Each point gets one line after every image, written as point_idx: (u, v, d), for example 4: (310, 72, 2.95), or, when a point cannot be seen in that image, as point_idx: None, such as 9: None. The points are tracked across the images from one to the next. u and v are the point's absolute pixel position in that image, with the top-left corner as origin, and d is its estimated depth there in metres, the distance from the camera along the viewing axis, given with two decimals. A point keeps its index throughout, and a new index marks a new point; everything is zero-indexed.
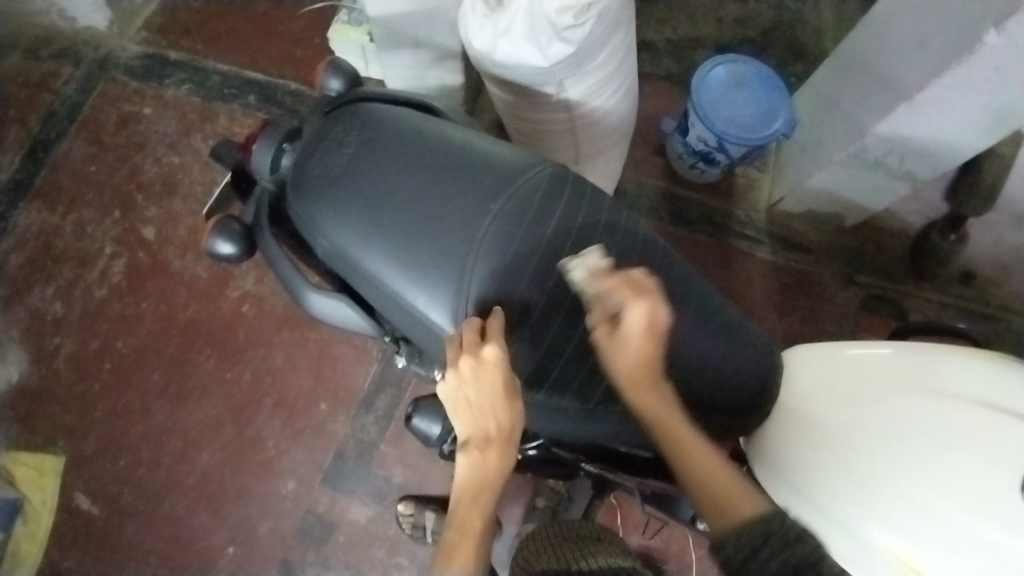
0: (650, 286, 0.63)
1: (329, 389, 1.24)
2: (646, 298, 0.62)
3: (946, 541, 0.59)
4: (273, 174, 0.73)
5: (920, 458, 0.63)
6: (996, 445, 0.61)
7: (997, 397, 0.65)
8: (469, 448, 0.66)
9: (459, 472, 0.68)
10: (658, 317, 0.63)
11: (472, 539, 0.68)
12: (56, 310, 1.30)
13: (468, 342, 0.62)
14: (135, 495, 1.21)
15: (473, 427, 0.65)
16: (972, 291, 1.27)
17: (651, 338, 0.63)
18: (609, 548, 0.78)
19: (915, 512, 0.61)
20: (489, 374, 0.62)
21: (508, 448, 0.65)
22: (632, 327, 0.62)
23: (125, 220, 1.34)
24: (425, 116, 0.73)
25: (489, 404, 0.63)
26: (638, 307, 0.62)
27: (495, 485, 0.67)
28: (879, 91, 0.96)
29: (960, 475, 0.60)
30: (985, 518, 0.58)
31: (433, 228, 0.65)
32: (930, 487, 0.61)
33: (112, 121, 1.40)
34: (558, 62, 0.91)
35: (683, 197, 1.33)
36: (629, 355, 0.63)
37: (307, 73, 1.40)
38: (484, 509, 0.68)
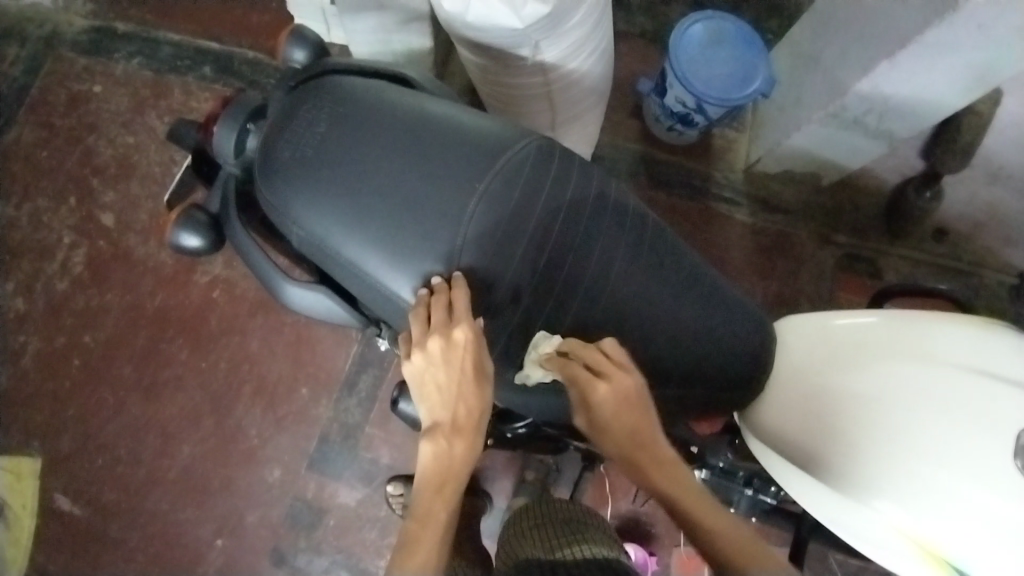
0: (616, 360, 0.62)
1: (309, 373, 1.21)
2: (608, 377, 0.62)
3: (942, 511, 0.58)
4: (238, 158, 0.68)
5: (912, 427, 0.62)
6: (982, 409, 0.61)
7: (992, 365, 0.63)
8: (435, 436, 0.66)
9: (420, 461, 0.67)
10: (629, 382, 0.62)
11: (437, 529, 0.65)
12: (17, 306, 1.24)
13: (438, 320, 0.60)
14: (116, 493, 1.18)
15: (441, 413, 0.65)
16: (948, 247, 1.27)
17: (629, 407, 0.63)
18: (597, 536, 0.77)
19: (908, 482, 0.60)
20: (458, 358, 0.61)
21: (474, 436, 0.65)
22: (605, 401, 0.63)
23: (82, 208, 1.28)
24: (400, 90, 0.68)
25: (458, 389, 0.63)
26: (601, 387, 0.62)
27: (461, 477, 0.66)
28: (859, 49, 0.94)
29: (957, 445, 0.60)
30: (985, 485, 0.57)
31: (415, 212, 0.62)
32: (922, 457, 0.60)
33: (62, 102, 1.32)
34: (534, 23, 0.87)
35: (661, 160, 1.31)
36: (613, 437, 0.64)
37: (264, 41, 1.33)
38: (447, 503, 0.66)
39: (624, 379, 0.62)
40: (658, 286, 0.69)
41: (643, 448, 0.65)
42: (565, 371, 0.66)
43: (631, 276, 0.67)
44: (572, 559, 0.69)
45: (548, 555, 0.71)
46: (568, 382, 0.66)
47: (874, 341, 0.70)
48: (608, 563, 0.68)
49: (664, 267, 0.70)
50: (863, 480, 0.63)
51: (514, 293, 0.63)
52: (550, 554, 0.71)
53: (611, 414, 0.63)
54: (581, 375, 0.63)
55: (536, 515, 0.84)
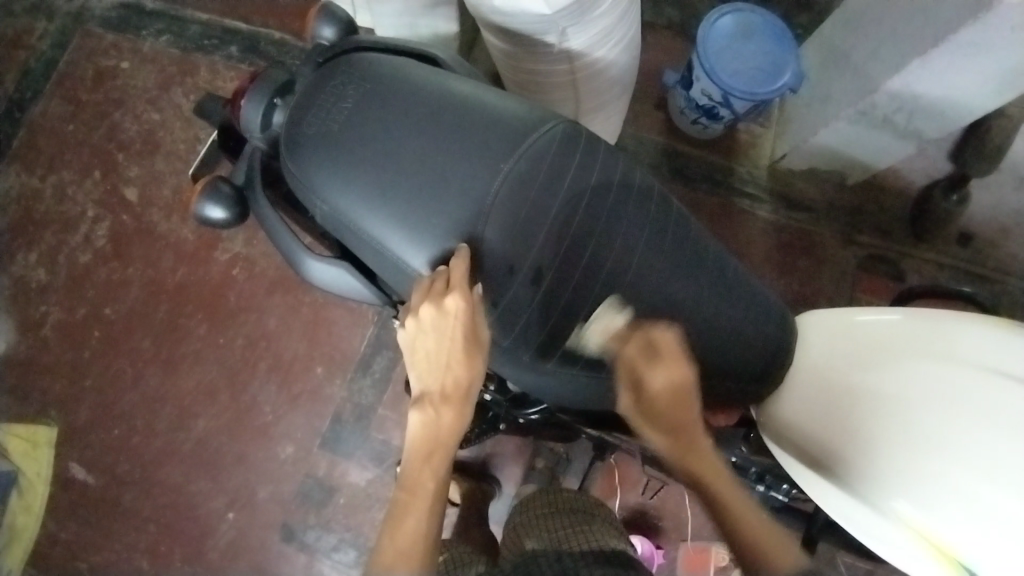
0: (667, 346, 0.64)
1: (325, 353, 1.22)
2: (665, 362, 0.64)
3: (959, 507, 0.58)
4: (264, 133, 0.68)
5: (925, 426, 0.62)
6: (995, 408, 0.60)
7: (1004, 362, 0.63)
8: (423, 405, 0.66)
9: (410, 430, 0.67)
10: (682, 374, 0.64)
11: (425, 497, 0.66)
12: (40, 276, 1.27)
13: (434, 286, 0.60)
14: (131, 463, 1.20)
15: (431, 380, 0.65)
16: (971, 252, 1.24)
17: (677, 397, 0.64)
18: (602, 527, 0.77)
19: (923, 481, 0.60)
20: (450, 325, 0.61)
21: (464, 404, 0.65)
22: (659, 390, 0.64)
23: (106, 182, 1.29)
24: (427, 68, 0.68)
25: (449, 357, 0.63)
26: (657, 371, 0.64)
27: (450, 445, 0.67)
28: (890, 47, 0.93)
29: (967, 441, 0.60)
30: (991, 482, 0.57)
31: (440, 189, 0.62)
32: (937, 454, 0.60)
33: (89, 77, 1.34)
34: (562, 9, 0.86)
35: (684, 153, 1.30)
36: (657, 421, 0.64)
37: (290, 21, 1.32)
38: (436, 470, 0.67)
39: (679, 370, 0.64)
40: (679, 279, 0.68)
41: (687, 441, 0.65)
42: (583, 356, 0.66)
43: (653, 269, 0.67)
44: (576, 552, 0.69)
45: (554, 545, 0.71)
46: (585, 367, 0.67)
47: (895, 340, 0.69)
48: (614, 558, 0.67)
49: (688, 259, 0.69)
50: (880, 480, 0.62)
51: (536, 274, 0.62)
52: (556, 545, 0.71)
53: (662, 396, 0.64)
54: (641, 358, 0.64)
55: (541, 506, 0.84)
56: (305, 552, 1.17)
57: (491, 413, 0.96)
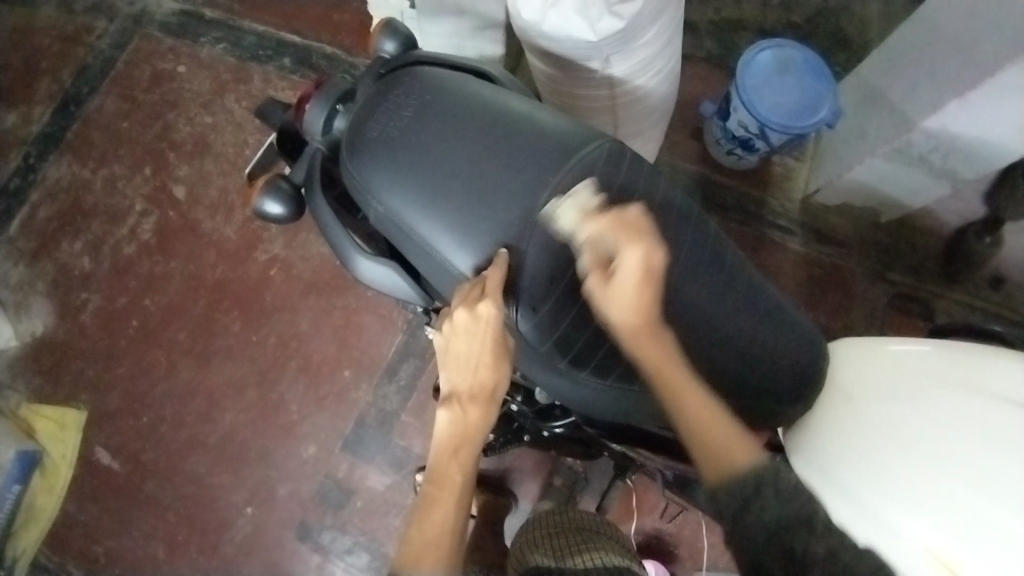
0: (642, 229, 0.63)
1: (353, 357, 1.24)
2: (640, 241, 0.62)
3: (984, 539, 0.53)
4: (325, 135, 0.71)
5: (945, 451, 0.57)
6: (1014, 433, 0.56)
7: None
8: (452, 403, 0.70)
9: (438, 426, 0.71)
10: (654, 254, 0.63)
11: (453, 491, 0.70)
12: (84, 265, 1.32)
13: (470, 294, 0.64)
14: (156, 452, 1.23)
15: (460, 381, 0.69)
16: (1001, 296, 1.24)
17: (647, 280, 0.63)
18: (608, 544, 0.78)
19: (941, 505, 0.55)
20: (481, 329, 0.65)
21: (490, 405, 0.69)
22: (630, 269, 0.62)
23: (155, 178, 1.34)
24: (483, 83, 0.71)
25: (478, 361, 0.67)
26: (632, 251, 0.62)
27: (476, 442, 0.70)
28: (927, 86, 0.95)
29: (986, 465, 0.56)
30: (1018, 514, 0.52)
31: (490, 196, 0.64)
32: (961, 483, 0.55)
33: (146, 77, 1.40)
34: (607, 37, 0.90)
35: (717, 183, 1.32)
36: (620, 304, 0.63)
37: (342, 36, 1.37)
38: (463, 464, 0.70)
39: (647, 254, 0.62)
40: (719, 302, 0.69)
41: (651, 327, 0.64)
42: (615, 368, 0.67)
43: (689, 290, 0.68)
44: (584, 569, 0.70)
45: (559, 561, 0.72)
46: (617, 381, 0.67)
47: (919, 366, 0.65)
48: None
49: (728, 284, 0.70)
50: (900, 504, 0.57)
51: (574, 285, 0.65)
52: (561, 561, 0.72)
53: (633, 278, 0.63)
54: (612, 240, 0.63)
55: (551, 520, 0.85)
56: (319, 553, 1.18)
57: (516, 424, 0.98)
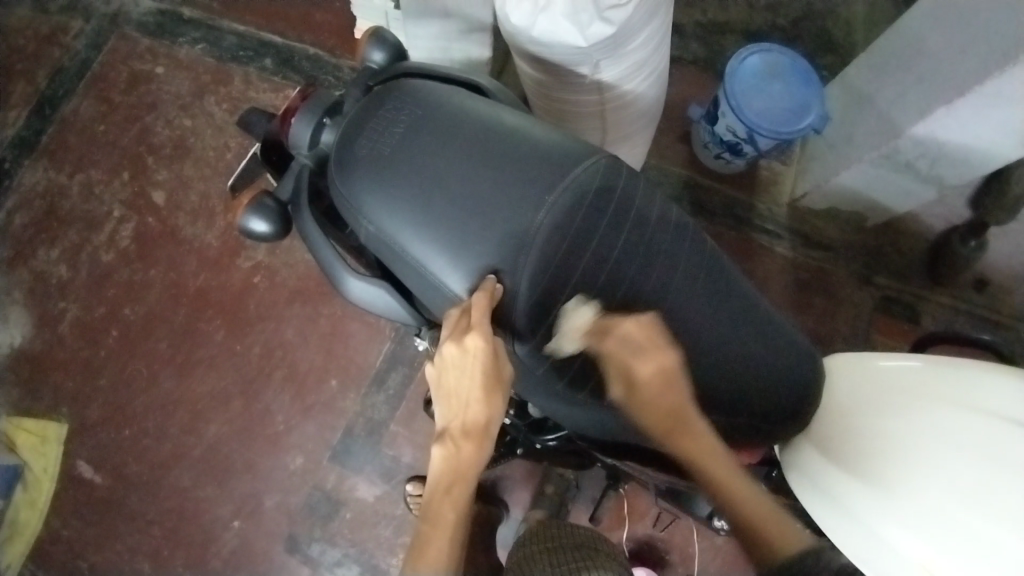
0: (651, 336, 0.63)
1: (340, 365, 1.22)
2: (651, 349, 0.63)
3: (962, 546, 0.59)
4: (312, 150, 0.69)
5: (934, 468, 0.63)
6: (1002, 453, 0.61)
7: (1012, 408, 0.64)
8: (445, 439, 0.69)
9: (433, 462, 0.70)
10: (670, 358, 0.64)
11: (445, 532, 0.68)
12: (62, 273, 1.28)
13: (458, 325, 0.62)
14: (139, 464, 1.20)
15: (453, 416, 0.68)
16: (985, 298, 1.25)
17: (667, 382, 0.64)
18: (605, 560, 0.78)
19: (927, 518, 0.61)
20: (471, 361, 0.63)
21: (483, 441, 0.67)
22: (645, 380, 0.64)
23: (134, 183, 1.31)
24: (476, 97, 0.70)
25: (469, 395, 0.66)
26: (642, 361, 0.63)
27: (470, 480, 0.69)
28: (916, 92, 0.94)
29: (968, 480, 0.61)
30: (996, 522, 0.58)
31: (486, 215, 0.63)
32: (946, 496, 0.61)
33: (123, 79, 1.36)
34: (598, 42, 0.89)
35: (706, 186, 1.31)
36: (651, 413, 0.65)
37: (325, 37, 1.34)
38: (456, 502, 0.69)
39: (661, 356, 0.64)
40: (718, 317, 0.68)
41: (677, 424, 0.66)
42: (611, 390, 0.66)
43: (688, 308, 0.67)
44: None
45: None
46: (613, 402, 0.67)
47: (910, 384, 0.70)
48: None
49: (726, 300, 0.69)
50: (892, 517, 0.63)
51: (574, 305, 0.63)
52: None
53: (651, 385, 0.64)
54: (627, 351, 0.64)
55: (546, 538, 0.84)
56: (308, 565, 1.17)
57: (509, 437, 0.97)
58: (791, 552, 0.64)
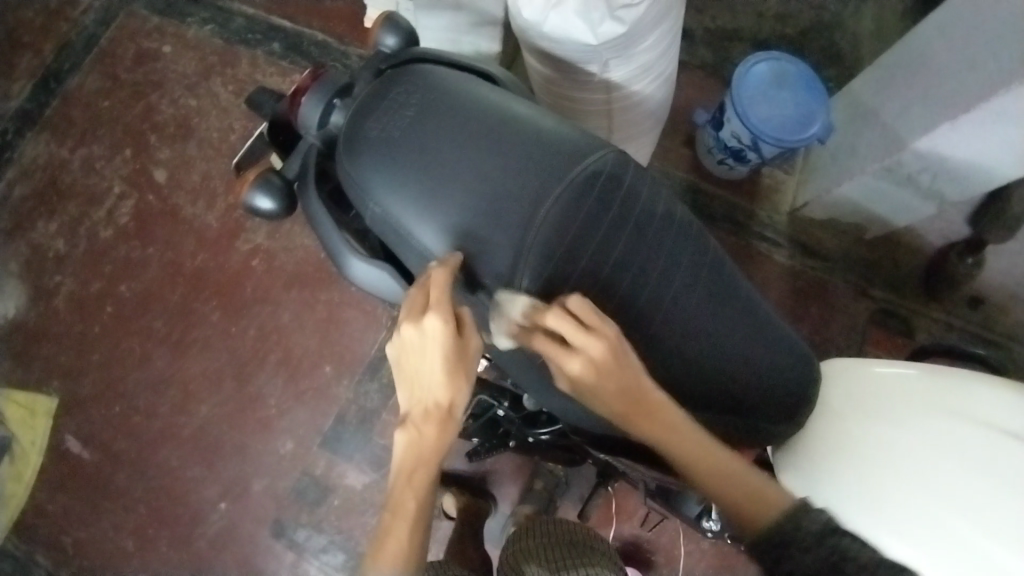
0: (576, 323, 0.59)
1: (334, 352, 1.22)
2: (579, 345, 0.59)
3: (954, 554, 0.60)
4: (321, 130, 0.69)
5: (929, 479, 0.64)
6: (995, 463, 0.63)
7: (1003, 418, 0.66)
8: (407, 424, 0.68)
9: (396, 448, 0.69)
10: (597, 346, 0.59)
11: (406, 520, 0.68)
12: (59, 247, 1.28)
13: (414, 305, 0.63)
14: (127, 442, 1.20)
15: (414, 402, 0.67)
16: (980, 316, 1.26)
17: (605, 373, 0.60)
18: (601, 559, 0.79)
19: (921, 527, 0.62)
20: (429, 342, 0.63)
21: (445, 426, 0.66)
22: (582, 371, 0.60)
23: (136, 161, 1.31)
24: (487, 85, 0.70)
25: (430, 377, 0.65)
26: (576, 356, 0.60)
27: (433, 465, 0.68)
28: (921, 107, 0.95)
29: (962, 490, 0.63)
30: (988, 534, 0.60)
31: (491, 203, 0.63)
32: (941, 506, 0.62)
33: (130, 56, 1.35)
34: (608, 41, 0.89)
35: (708, 192, 1.32)
36: (600, 401, 0.62)
37: (335, 24, 1.33)
38: (418, 491, 0.68)
39: (591, 355, 0.59)
40: (722, 318, 0.68)
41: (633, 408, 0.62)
42: None
43: (689, 304, 0.67)
44: None
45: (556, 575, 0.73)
46: None
47: (906, 393, 0.70)
48: None
49: (725, 299, 0.69)
50: (886, 526, 0.64)
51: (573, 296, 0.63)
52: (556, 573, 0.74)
53: (592, 374, 0.60)
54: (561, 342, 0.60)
55: (538, 533, 0.85)
56: (294, 550, 1.16)
57: (502, 429, 0.97)
58: (762, 527, 0.63)
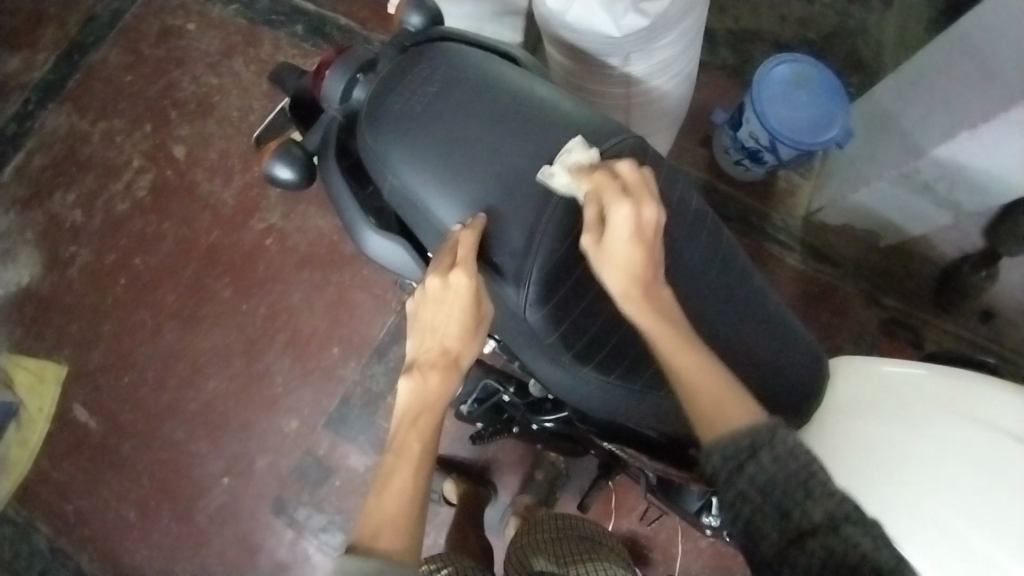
0: (630, 185, 0.62)
1: (343, 335, 1.23)
2: (631, 198, 0.61)
3: (960, 559, 0.62)
4: (344, 104, 0.70)
5: (938, 481, 0.65)
6: (1003, 467, 0.64)
7: (1011, 420, 0.66)
8: (413, 371, 0.69)
9: (399, 395, 0.70)
10: (649, 213, 0.61)
11: (410, 462, 0.67)
12: (76, 217, 1.29)
13: (442, 262, 0.63)
14: (134, 413, 1.21)
15: (424, 348, 0.69)
16: (990, 330, 1.25)
17: (640, 241, 0.61)
18: (607, 555, 0.79)
19: (929, 532, 0.63)
20: (452, 298, 0.64)
21: (453, 375, 0.68)
22: (620, 226, 0.61)
23: (155, 136, 1.32)
24: (509, 66, 0.70)
25: (447, 329, 0.67)
26: (622, 207, 0.60)
27: (437, 412, 0.69)
28: (941, 114, 0.95)
29: (970, 494, 0.64)
30: (994, 539, 0.61)
31: (508, 180, 0.64)
32: (949, 510, 0.63)
33: (154, 33, 1.37)
34: (631, 33, 0.89)
35: (724, 192, 1.32)
36: (617, 264, 0.61)
37: (358, 10, 1.34)
38: (421, 437, 0.68)
39: (640, 206, 0.61)
40: (732, 309, 0.68)
41: (644, 285, 0.61)
42: (618, 368, 0.67)
43: (699, 294, 0.67)
44: None
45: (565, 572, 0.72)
46: (619, 381, 0.67)
47: (915, 394, 0.70)
48: None
49: (735, 291, 0.69)
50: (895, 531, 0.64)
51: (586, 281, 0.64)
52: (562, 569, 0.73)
53: (627, 236, 0.61)
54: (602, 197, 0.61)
55: (542, 529, 0.85)
56: (293, 528, 1.17)
57: (506, 414, 0.97)
58: (733, 427, 0.57)
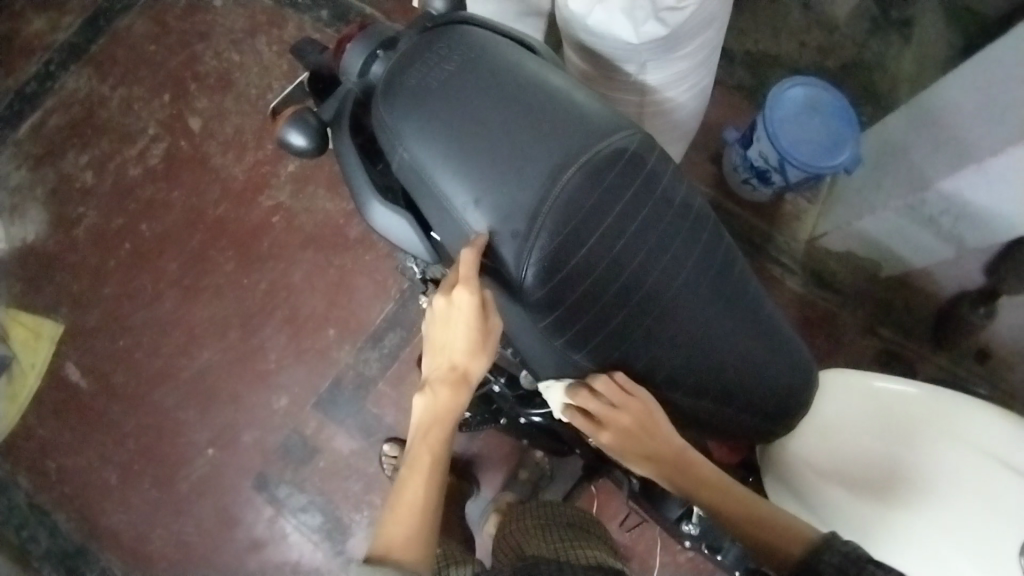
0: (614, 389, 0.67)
1: (340, 318, 1.23)
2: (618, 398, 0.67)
3: None
4: (362, 79, 0.72)
5: (930, 508, 0.69)
6: (993, 496, 0.68)
7: (1004, 449, 0.70)
8: (427, 387, 0.72)
9: (415, 411, 0.73)
10: (631, 411, 0.68)
11: (425, 470, 0.70)
12: (87, 179, 1.30)
13: (450, 280, 0.67)
14: (126, 377, 1.22)
15: (435, 365, 0.72)
16: (985, 369, 1.25)
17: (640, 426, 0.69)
18: (596, 543, 0.79)
19: (919, 556, 0.68)
20: (458, 312, 0.68)
21: (462, 386, 0.71)
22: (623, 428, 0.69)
23: (173, 107, 1.33)
24: (527, 54, 0.71)
25: (455, 340, 0.70)
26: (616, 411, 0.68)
27: (450, 421, 0.72)
28: (949, 149, 0.96)
29: (960, 521, 0.68)
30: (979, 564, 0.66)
31: (516, 161, 0.64)
32: (939, 536, 0.68)
33: (181, 6, 1.38)
34: (649, 41, 0.90)
35: (730, 210, 1.33)
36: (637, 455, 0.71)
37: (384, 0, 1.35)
38: (434, 445, 0.71)
39: (628, 413, 0.68)
40: (727, 313, 0.69)
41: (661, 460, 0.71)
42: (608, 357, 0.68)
43: (695, 294, 0.68)
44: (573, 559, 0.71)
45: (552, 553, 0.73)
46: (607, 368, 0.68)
47: (911, 419, 0.74)
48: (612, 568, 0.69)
49: (729, 295, 0.70)
50: (886, 552, 0.69)
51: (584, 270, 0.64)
52: (550, 550, 0.74)
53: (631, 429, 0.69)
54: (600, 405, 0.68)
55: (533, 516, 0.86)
56: (272, 505, 1.17)
57: (494, 406, 0.98)
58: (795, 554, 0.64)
